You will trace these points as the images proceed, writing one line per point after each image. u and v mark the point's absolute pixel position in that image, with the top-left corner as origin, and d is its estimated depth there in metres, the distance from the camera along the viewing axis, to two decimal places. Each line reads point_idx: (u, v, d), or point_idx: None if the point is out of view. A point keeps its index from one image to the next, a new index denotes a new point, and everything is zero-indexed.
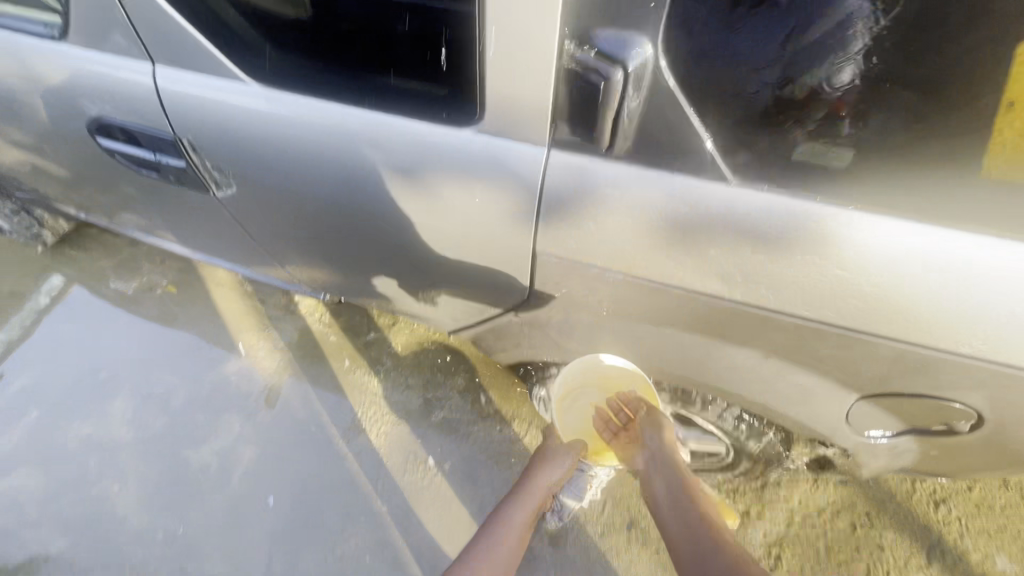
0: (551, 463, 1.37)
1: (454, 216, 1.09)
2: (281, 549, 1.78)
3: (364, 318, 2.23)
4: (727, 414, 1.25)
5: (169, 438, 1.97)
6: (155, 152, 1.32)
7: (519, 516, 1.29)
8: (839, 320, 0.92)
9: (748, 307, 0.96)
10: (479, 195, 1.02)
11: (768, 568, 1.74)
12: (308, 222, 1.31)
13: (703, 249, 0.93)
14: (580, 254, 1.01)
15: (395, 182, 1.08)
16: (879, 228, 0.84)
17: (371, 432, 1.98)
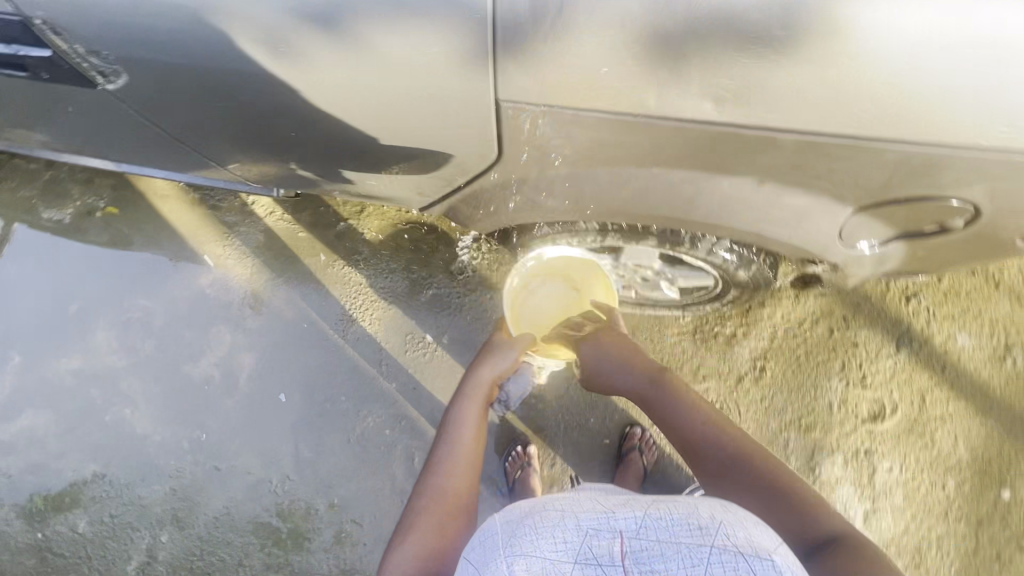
0: (489, 358, 1.31)
1: (393, 73, 0.91)
2: (305, 437, 1.88)
3: (328, 208, 2.09)
4: (716, 249, 1.23)
5: (164, 358, 1.96)
6: (11, 44, 1.08)
7: (472, 411, 1.19)
8: (842, 126, 0.83)
9: (745, 130, 0.86)
10: (419, 38, 0.86)
11: (754, 378, 1.89)
12: (230, 107, 1.12)
13: (691, 66, 0.81)
14: (551, 95, 0.88)
15: (320, 40, 0.91)
16: (881, 10, 0.76)
17: (364, 321, 1.98)
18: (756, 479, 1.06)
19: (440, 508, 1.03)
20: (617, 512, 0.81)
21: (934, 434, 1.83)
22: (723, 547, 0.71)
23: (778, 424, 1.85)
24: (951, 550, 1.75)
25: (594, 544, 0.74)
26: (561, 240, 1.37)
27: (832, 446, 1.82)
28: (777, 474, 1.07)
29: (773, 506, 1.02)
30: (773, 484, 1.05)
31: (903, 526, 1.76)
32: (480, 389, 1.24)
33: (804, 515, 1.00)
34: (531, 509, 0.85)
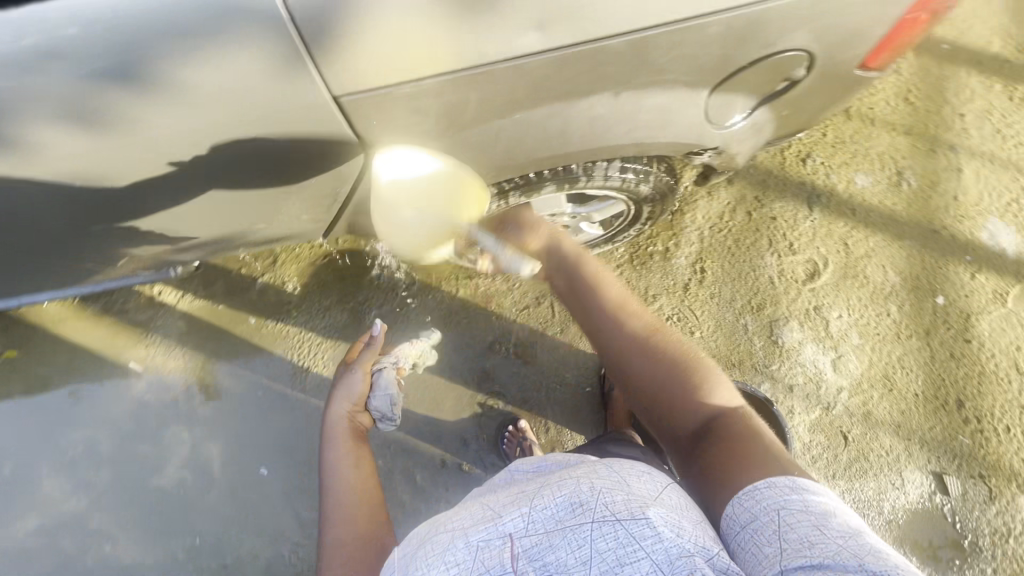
0: (338, 391, 1.26)
1: (215, 103, 0.88)
2: (300, 499, 1.82)
3: (241, 270, 2.00)
4: (611, 172, 1.25)
5: (125, 480, 1.84)
6: None
7: (344, 445, 1.14)
8: (655, 15, 0.88)
9: (574, 48, 0.89)
10: (224, 55, 0.82)
11: (698, 282, 1.96)
12: (76, 198, 1.04)
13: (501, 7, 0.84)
14: (384, 75, 0.88)
15: (127, 94, 0.86)
16: None
17: (318, 366, 1.92)
18: (638, 370, 0.91)
19: (341, 554, 0.95)
20: (504, 510, 0.72)
21: (865, 271, 1.97)
22: (605, 516, 0.64)
23: (734, 313, 1.94)
24: (914, 365, 1.89)
25: (480, 557, 0.66)
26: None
27: (785, 314, 1.93)
28: (662, 360, 0.90)
29: (654, 405, 0.90)
30: (655, 375, 0.90)
31: (868, 361, 1.90)
32: (343, 424, 1.19)
33: (690, 411, 0.86)
34: (424, 536, 0.77)
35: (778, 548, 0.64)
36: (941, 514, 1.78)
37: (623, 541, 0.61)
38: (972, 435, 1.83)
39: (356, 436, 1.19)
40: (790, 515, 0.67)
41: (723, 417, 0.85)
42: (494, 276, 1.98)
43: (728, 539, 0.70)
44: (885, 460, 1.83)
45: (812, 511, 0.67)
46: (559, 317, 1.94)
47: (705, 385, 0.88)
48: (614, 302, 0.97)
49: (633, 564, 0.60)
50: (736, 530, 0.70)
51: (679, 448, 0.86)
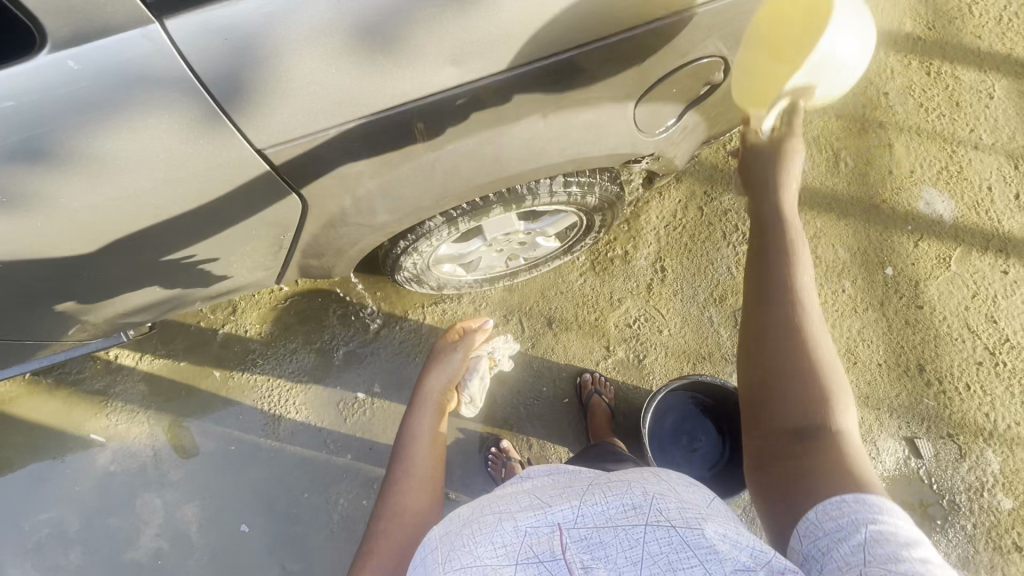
0: (435, 368, 1.25)
1: (136, 172, 0.87)
2: (286, 551, 1.77)
3: (199, 324, 1.94)
4: (556, 187, 1.27)
5: (98, 558, 1.75)
6: None
7: (427, 420, 1.11)
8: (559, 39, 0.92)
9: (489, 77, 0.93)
10: (139, 118, 0.82)
11: (660, 281, 2.00)
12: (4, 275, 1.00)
13: (412, 47, 0.87)
14: (299, 122, 0.89)
15: (44, 171, 0.84)
16: None
17: (289, 413, 1.87)
18: (775, 344, 0.77)
19: (397, 528, 0.93)
20: (556, 500, 0.71)
21: (818, 251, 2.04)
22: (661, 521, 0.63)
23: (698, 306, 1.98)
24: (875, 336, 1.96)
25: (533, 535, 0.64)
26: (423, 245, 1.35)
27: None
28: (813, 361, 0.75)
29: (762, 374, 0.78)
30: (796, 369, 0.75)
31: (830, 338, 1.96)
32: (436, 395, 1.18)
33: (802, 415, 0.74)
34: (473, 511, 0.75)
35: (858, 560, 0.60)
36: (918, 478, 1.83)
37: (678, 545, 0.59)
38: (936, 396, 1.90)
39: (441, 414, 1.15)
40: (887, 535, 0.61)
41: (834, 443, 0.71)
42: (460, 299, 1.97)
43: (804, 542, 0.66)
44: (859, 431, 1.88)
45: (902, 536, 0.62)
46: (529, 331, 1.95)
47: (837, 415, 0.73)
48: (787, 265, 0.81)
49: (686, 570, 0.57)
50: (818, 535, 0.65)
51: (767, 437, 0.76)
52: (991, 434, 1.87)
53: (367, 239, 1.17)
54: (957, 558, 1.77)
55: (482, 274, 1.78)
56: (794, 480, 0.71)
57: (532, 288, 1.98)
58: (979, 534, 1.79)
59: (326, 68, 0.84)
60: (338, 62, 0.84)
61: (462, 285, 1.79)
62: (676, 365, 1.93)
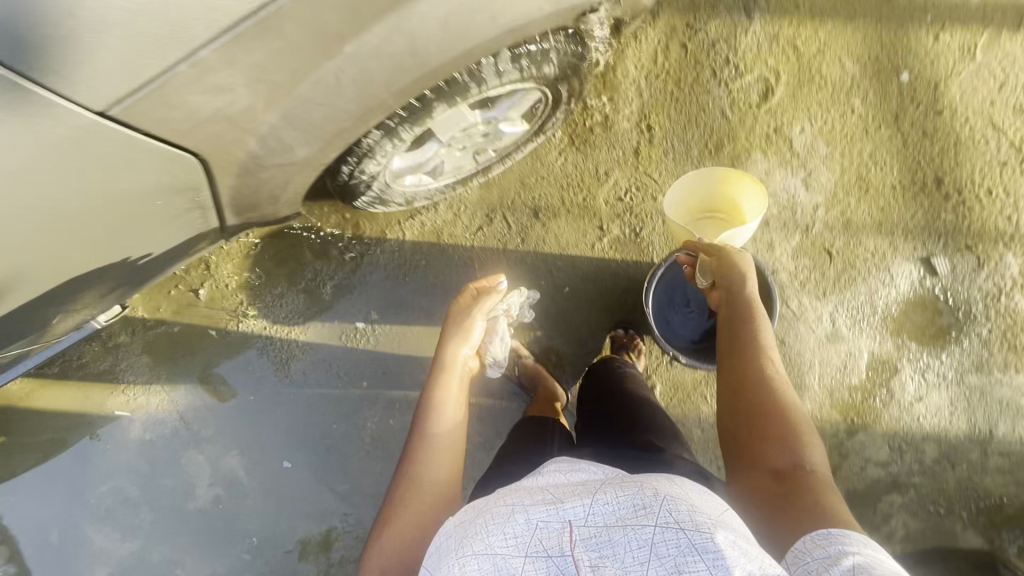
0: (456, 336, 1.23)
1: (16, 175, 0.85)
2: (331, 475, 1.88)
3: (178, 286, 1.86)
4: (501, 66, 1.09)
5: (166, 512, 1.89)
6: None
7: (452, 393, 1.09)
8: None
9: None
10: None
11: (648, 142, 1.80)
12: None
13: None
14: (183, 38, 0.81)
15: None
16: None
17: (295, 354, 1.86)
18: (755, 394, 0.97)
19: (417, 500, 0.93)
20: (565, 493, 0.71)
21: (821, 71, 1.79)
22: (670, 524, 0.63)
23: (693, 163, 1.81)
24: (888, 157, 1.79)
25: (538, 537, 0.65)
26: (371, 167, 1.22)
27: (746, 148, 1.79)
28: (788, 408, 0.95)
29: (746, 425, 0.95)
30: (773, 413, 0.94)
31: (839, 168, 1.79)
32: (460, 365, 1.16)
33: (785, 455, 0.90)
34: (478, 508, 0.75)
35: None
36: (934, 296, 1.80)
37: (685, 549, 0.60)
38: (955, 209, 1.79)
39: (465, 384, 1.14)
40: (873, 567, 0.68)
41: (810, 476, 0.87)
42: (437, 207, 1.83)
43: (794, 571, 0.73)
44: (873, 261, 1.80)
45: (886, 567, 0.68)
46: (516, 226, 1.82)
47: (812, 455, 0.90)
48: (758, 334, 1.05)
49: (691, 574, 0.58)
50: (807, 562, 0.73)
51: (758, 477, 0.90)
52: (1011, 237, 1.78)
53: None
54: (970, 363, 1.80)
55: (452, 177, 1.61)
56: (787, 512, 0.83)
57: (510, 180, 1.81)
58: (994, 338, 1.79)
59: None
60: None
61: (433, 193, 1.63)
62: None
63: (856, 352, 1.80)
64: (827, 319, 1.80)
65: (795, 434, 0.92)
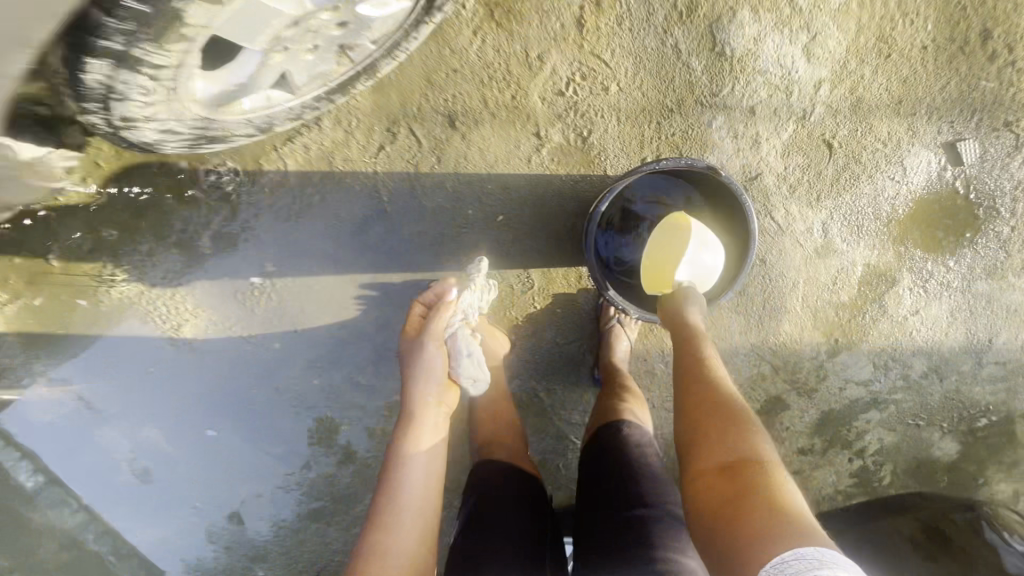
0: (422, 374, 1.25)
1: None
2: (264, 438, 1.73)
3: (16, 253, 1.47)
4: None
5: (88, 493, 1.74)
6: None
7: (427, 445, 1.17)
8: None
9: None
10: None
11: (595, 7, 1.31)
12: None
13: None
14: None
15: None
16: None
17: (189, 318, 1.58)
18: (700, 397, 1.05)
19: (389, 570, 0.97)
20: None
21: None
22: None
23: (657, 36, 1.33)
24: (922, 6, 1.32)
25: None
26: (154, 61, 0.85)
27: (730, 5, 1.31)
28: (732, 406, 1.02)
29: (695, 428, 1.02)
30: (718, 410, 1.02)
31: (855, 26, 1.33)
32: (435, 413, 1.23)
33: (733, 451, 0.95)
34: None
35: None
36: (952, 191, 1.46)
37: None
38: (996, 74, 1.37)
39: (439, 434, 1.22)
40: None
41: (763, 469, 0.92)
42: (319, 124, 1.39)
43: None
44: (883, 153, 1.42)
45: None
46: (428, 141, 1.41)
47: (761, 450, 0.95)
48: (701, 342, 1.15)
49: None
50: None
51: (715, 475, 0.94)
52: None
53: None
54: (981, 268, 1.53)
55: (320, 84, 1.14)
56: (740, 508, 0.86)
57: (411, 79, 1.35)
58: (1015, 237, 1.50)
59: None
60: None
61: (300, 111, 1.18)
62: (634, 132, 1.40)
63: (849, 266, 1.50)
64: (818, 230, 1.47)
65: (742, 431, 0.97)
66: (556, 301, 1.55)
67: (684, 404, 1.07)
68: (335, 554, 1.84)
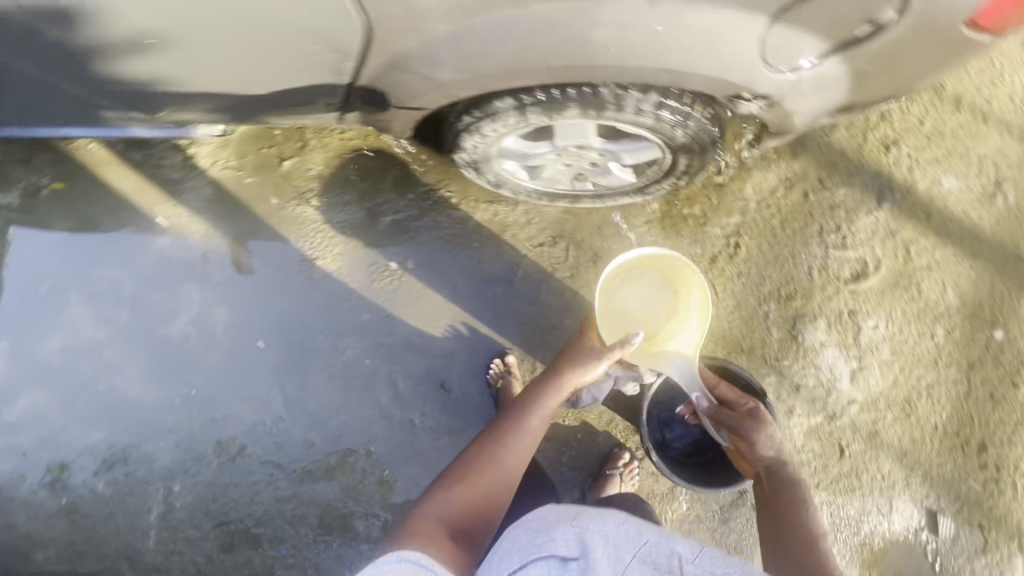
0: (580, 363, 1.48)
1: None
2: (289, 377, 1.91)
3: (270, 148, 1.99)
4: (645, 106, 1.14)
5: (141, 322, 1.98)
6: None
7: (547, 409, 1.44)
8: None
9: None
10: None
11: (728, 257, 1.82)
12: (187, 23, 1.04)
13: None
14: None
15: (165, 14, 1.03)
16: None
17: (326, 258, 1.93)
18: (775, 496, 1.35)
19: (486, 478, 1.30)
20: (615, 516, 1.07)
21: (921, 285, 1.76)
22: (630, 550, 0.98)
23: (757, 299, 1.80)
24: (944, 395, 1.73)
25: (617, 560, 0.95)
26: (528, 117, 1.19)
27: (815, 312, 1.77)
28: (798, 505, 1.32)
29: (774, 517, 1.32)
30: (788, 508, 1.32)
31: (892, 379, 1.74)
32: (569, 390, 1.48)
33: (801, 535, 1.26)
34: (545, 515, 1.07)
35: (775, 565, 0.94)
36: (922, 552, 1.68)
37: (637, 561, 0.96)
38: (985, 481, 1.69)
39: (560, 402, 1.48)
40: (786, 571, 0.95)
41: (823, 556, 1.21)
42: (515, 206, 1.90)
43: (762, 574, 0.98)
44: (879, 483, 1.70)
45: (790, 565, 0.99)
46: (572, 262, 1.87)
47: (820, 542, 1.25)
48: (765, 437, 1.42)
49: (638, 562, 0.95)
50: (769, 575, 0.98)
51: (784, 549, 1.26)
52: None
53: (452, 92, 1.12)
54: None
55: (545, 184, 1.66)
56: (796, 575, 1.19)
57: (590, 220, 1.87)
58: None
59: None
60: None
61: (522, 190, 1.69)
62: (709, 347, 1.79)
63: None
64: None
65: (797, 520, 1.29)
66: (582, 427, 1.80)
67: (766, 496, 1.37)
68: (252, 515, 1.86)
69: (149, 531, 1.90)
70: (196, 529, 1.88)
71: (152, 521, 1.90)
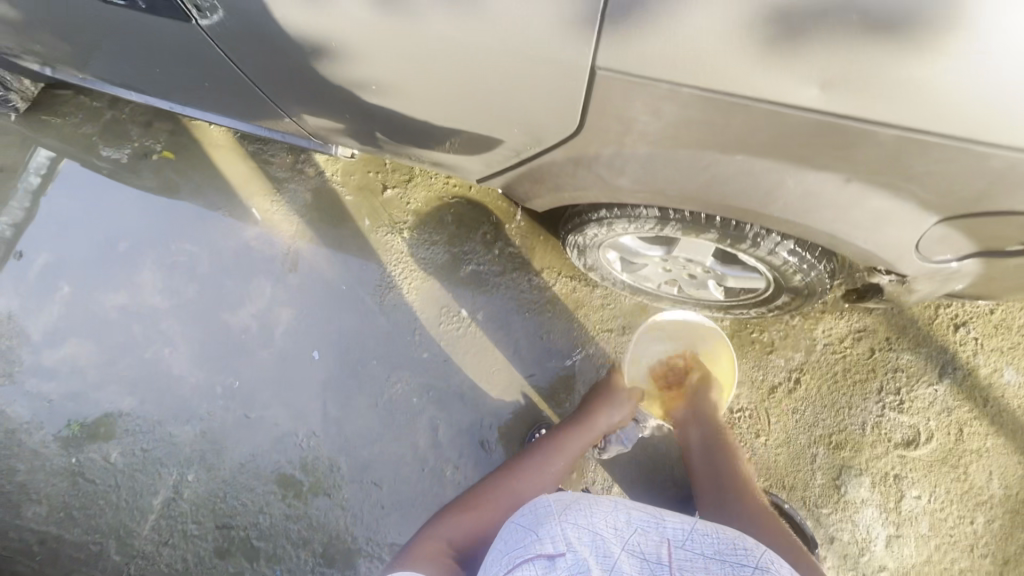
0: (608, 411, 1.57)
1: (513, 83, 1.06)
2: (333, 395, 1.91)
3: (377, 174, 2.10)
4: (779, 250, 1.22)
5: (205, 302, 2.00)
6: (148, 9, 1.24)
7: (575, 447, 1.47)
8: (932, 121, 0.88)
9: (849, 121, 0.92)
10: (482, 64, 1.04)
11: (787, 390, 1.85)
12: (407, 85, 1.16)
13: (798, 60, 0.89)
14: (651, 67, 0.95)
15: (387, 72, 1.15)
16: (981, 56, 0.82)
17: (403, 289, 1.98)
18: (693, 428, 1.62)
19: (501, 498, 1.29)
20: (602, 504, 0.98)
21: (968, 468, 1.78)
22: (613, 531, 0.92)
23: (808, 440, 1.82)
24: None
25: (608, 553, 0.87)
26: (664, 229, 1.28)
27: (862, 467, 1.79)
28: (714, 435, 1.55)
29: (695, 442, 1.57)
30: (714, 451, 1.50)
31: (926, 555, 1.73)
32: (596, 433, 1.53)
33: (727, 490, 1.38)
34: (537, 507, 0.97)
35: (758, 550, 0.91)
36: None
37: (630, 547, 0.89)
38: None
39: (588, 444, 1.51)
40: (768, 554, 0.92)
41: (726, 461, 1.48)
42: (594, 288, 1.96)
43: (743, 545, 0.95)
44: None
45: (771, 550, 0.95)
46: None
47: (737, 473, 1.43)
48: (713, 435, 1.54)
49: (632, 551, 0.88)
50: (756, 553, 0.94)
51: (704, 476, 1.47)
52: None
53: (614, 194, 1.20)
54: None
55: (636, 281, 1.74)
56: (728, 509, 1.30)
57: None
58: None
59: (711, 40, 0.90)
60: (729, 37, 0.89)
61: (612, 280, 1.77)
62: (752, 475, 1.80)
63: None
64: None
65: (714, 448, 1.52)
66: None
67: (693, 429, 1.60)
68: (258, 525, 1.81)
69: (149, 515, 1.83)
70: (196, 526, 1.82)
71: (156, 504, 1.84)
